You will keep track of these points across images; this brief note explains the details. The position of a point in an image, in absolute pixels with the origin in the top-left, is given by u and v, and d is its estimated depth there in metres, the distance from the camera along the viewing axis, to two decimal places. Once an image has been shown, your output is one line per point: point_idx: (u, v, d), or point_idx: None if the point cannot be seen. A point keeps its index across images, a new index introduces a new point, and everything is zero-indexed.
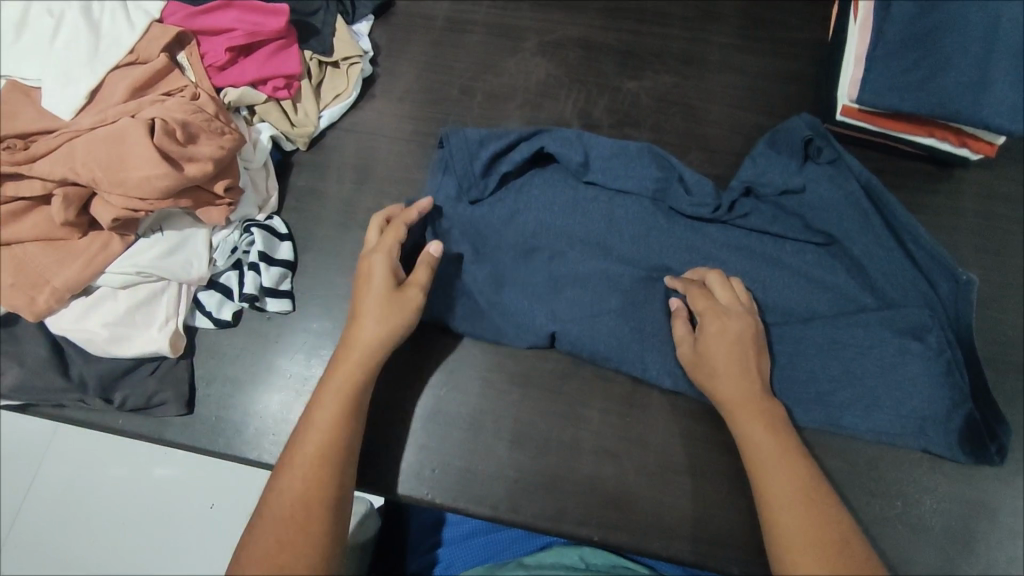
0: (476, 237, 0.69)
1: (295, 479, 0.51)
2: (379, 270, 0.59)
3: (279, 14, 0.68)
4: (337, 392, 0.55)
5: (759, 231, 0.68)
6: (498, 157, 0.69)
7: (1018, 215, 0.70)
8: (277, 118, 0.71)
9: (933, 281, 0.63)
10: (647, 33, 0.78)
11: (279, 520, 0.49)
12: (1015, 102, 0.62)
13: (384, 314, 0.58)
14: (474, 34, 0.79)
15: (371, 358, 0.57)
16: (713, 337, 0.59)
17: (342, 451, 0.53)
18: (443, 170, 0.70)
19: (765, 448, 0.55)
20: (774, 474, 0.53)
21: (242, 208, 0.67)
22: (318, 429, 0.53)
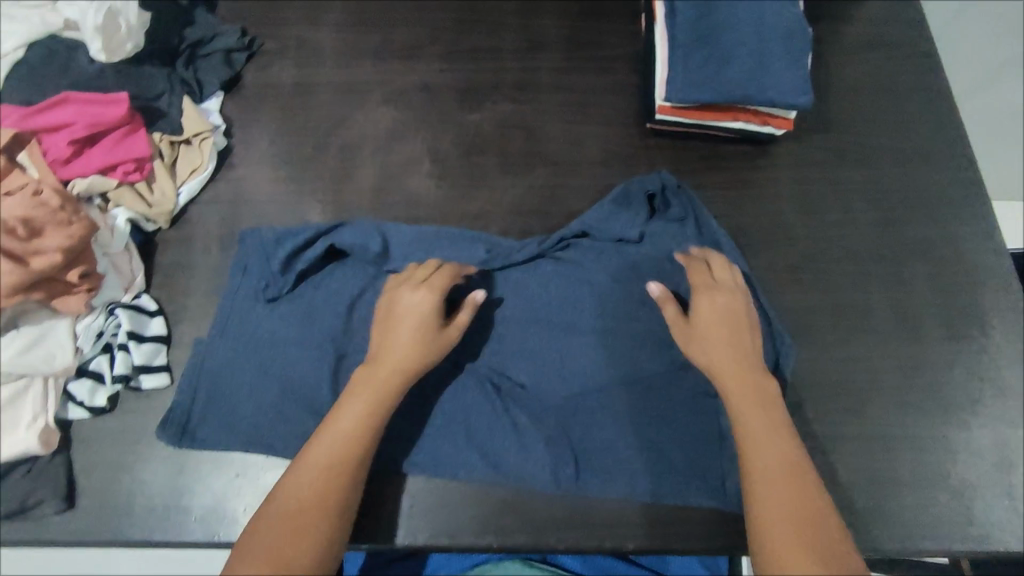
0: (279, 334, 0.68)
1: (307, 482, 0.55)
2: (425, 308, 0.64)
3: (120, 102, 0.70)
4: (361, 407, 0.59)
5: (597, 280, 0.72)
6: (297, 258, 0.70)
7: (827, 175, 0.79)
8: (133, 200, 0.72)
9: (781, 330, 0.69)
10: (481, 69, 0.85)
11: (288, 518, 0.53)
12: (789, 85, 0.72)
13: (424, 349, 0.63)
14: (322, 94, 0.84)
15: (407, 377, 0.62)
16: (702, 313, 0.64)
17: (354, 467, 0.57)
18: (242, 270, 0.71)
19: (755, 419, 0.58)
20: (759, 443, 0.57)
21: (104, 293, 0.67)
22: (339, 429, 0.58)
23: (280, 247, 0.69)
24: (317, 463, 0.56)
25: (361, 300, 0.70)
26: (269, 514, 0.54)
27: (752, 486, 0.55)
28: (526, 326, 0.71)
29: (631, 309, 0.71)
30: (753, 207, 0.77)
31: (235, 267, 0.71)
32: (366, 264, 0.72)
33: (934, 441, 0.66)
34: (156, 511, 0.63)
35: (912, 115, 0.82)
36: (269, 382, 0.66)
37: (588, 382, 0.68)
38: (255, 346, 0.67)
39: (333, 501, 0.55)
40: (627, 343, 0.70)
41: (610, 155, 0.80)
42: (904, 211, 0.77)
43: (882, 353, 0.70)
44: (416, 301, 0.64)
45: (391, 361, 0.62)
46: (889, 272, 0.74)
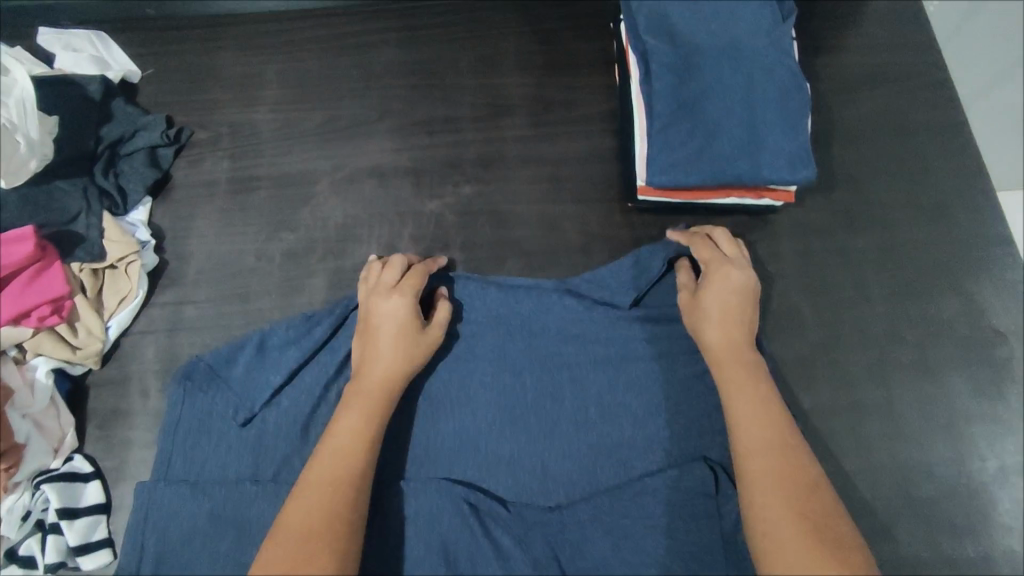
0: (231, 466, 0.60)
1: (316, 492, 0.51)
2: (401, 310, 0.60)
3: (24, 239, 0.61)
4: (356, 419, 0.55)
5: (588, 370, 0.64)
6: (249, 374, 0.62)
7: (836, 245, 0.70)
8: (54, 347, 0.64)
9: None
10: (438, 145, 0.76)
11: (300, 532, 0.49)
12: (789, 158, 0.62)
13: (411, 349, 0.59)
14: (262, 189, 0.75)
15: (394, 380, 0.58)
16: (712, 286, 0.60)
17: (360, 478, 0.52)
18: (184, 397, 0.62)
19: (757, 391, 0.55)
20: (755, 421, 0.54)
21: (28, 465, 0.59)
22: (335, 447, 0.54)
23: (230, 365, 0.62)
24: (320, 476, 0.52)
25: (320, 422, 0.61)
26: (280, 535, 0.49)
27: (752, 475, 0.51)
28: (500, 433, 0.62)
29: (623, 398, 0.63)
30: None
31: (174, 388, 0.62)
32: (320, 371, 0.62)
33: (970, 562, 0.60)
34: None
35: (926, 162, 0.73)
36: (223, 528, 0.57)
37: (579, 490, 0.60)
38: (199, 486, 0.58)
39: (343, 509, 0.50)
40: (621, 450, 0.61)
41: (591, 239, 0.71)
42: (925, 282, 0.69)
43: (908, 460, 0.63)
44: (391, 304, 0.61)
45: (376, 363, 0.58)
46: (912, 359, 0.66)
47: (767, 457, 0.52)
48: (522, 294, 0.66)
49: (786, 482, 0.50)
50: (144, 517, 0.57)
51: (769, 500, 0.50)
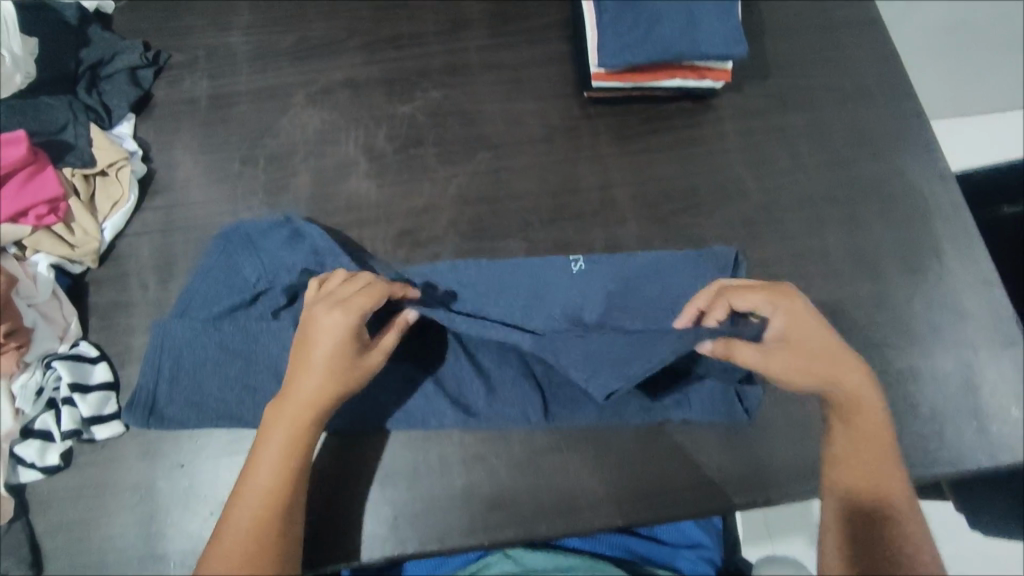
0: (247, 324, 0.66)
1: (250, 511, 0.56)
2: (341, 328, 0.58)
3: (18, 142, 0.64)
4: (285, 442, 0.58)
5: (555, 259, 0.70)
6: (279, 250, 0.69)
7: (771, 123, 0.78)
8: (53, 245, 0.68)
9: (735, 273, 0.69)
10: (406, 56, 0.81)
11: (238, 548, 0.55)
12: (723, 36, 0.70)
13: (340, 373, 0.59)
14: (242, 103, 0.79)
15: (328, 402, 0.59)
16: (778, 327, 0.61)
17: (290, 496, 0.57)
18: (218, 257, 0.69)
19: (859, 391, 0.61)
20: (867, 433, 0.60)
21: (37, 346, 0.64)
22: (268, 467, 0.57)
23: (266, 239, 0.69)
24: (254, 497, 0.56)
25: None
26: (220, 553, 0.55)
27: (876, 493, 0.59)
28: (476, 276, 0.68)
29: (661, 357, 0.60)
30: (697, 164, 0.76)
31: (214, 248, 0.69)
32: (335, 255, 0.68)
33: (901, 375, 0.67)
34: (130, 561, 0.61)
35: (848, 50, 0.81)
36: (232, 358, 0.66)
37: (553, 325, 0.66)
38: (217, 327, 0.66)
39: (271, 526, 0.56)
40: (581, 287, 0.68)
41: (553, 129, 0.78)
42: (853, 149, 0.77)
43: (842, 294, 0.70)
44: (331, 325, 0.58)
45: (303, 389, 0.58)
46: (842, 213, 0.74)
47: (867, 460, 0.60)
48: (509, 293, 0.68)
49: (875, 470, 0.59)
50: (159, 357, 0.65)
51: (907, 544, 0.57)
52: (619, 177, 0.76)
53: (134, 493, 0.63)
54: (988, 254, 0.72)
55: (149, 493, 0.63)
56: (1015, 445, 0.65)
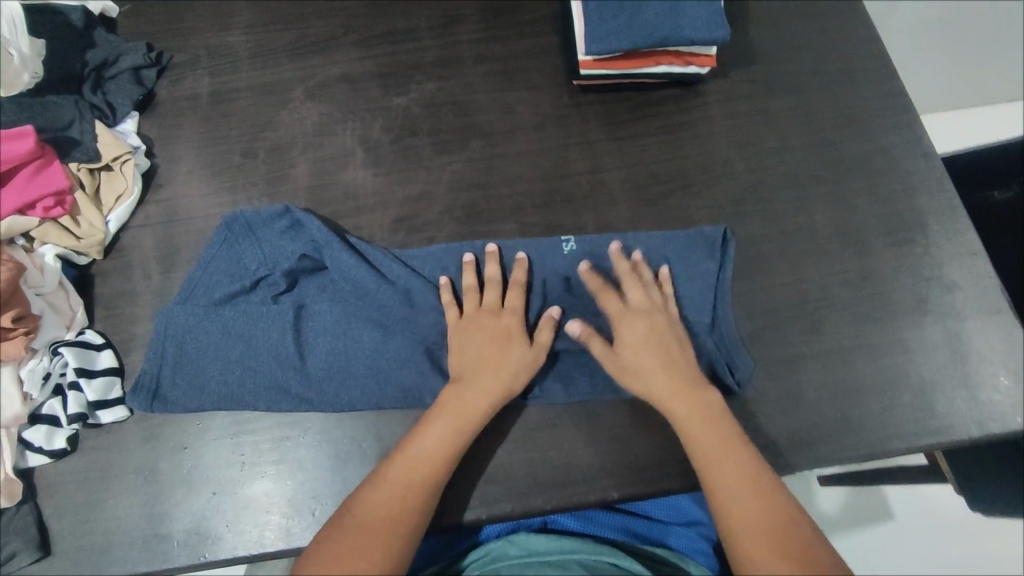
0: (251, 309, 0.68)
1: (391, 495, 0.58)
2: (515, 329, 0.65)
3: (25, 135, 0.65)
4: (440, 435, 0.60)
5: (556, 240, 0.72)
6: (280, 240, 0.69)
7: (757, 106, 0.80)
8: (59, 236, 0.70)
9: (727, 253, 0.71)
10: (400, 51, 0.83)
11: (368, 534, 0.56)
12: (706, 20, 0.73)
13: (511, 370, 0.63)
14: (241, 99, 0.81)
15: (491, 400, 0.62)
16: (627, 332, 0.65)
17: (431, 488, 0.59)
18: (218, 248, 0.69)
19: (683, 400, 0.62)
20: (708, 438, 0.61)
21: (45, 334, 0.65)
22: (420, 459, 0.59)
23: (267, 229, 0.70)
24: (394, 489, 0.58)
25: (341, 288, 0.69)
26: (342, 544, 0.55)
27: (730, 485, 0.59)
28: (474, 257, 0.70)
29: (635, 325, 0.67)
30: (684, 148, 0.78)
31: (218, 237, 0.69)
32: (335, 243, 0.68)
33: (890, 347, 0.68)
34: (135, 542, 0.62)
35: (831, 34, 0.83)
36: (236, 343, 0.67)
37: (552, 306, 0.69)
38: (220, 312, 0.67)
39: (411, 520, 0.57)
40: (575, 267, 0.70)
41: (543, 117, 0.79)
42: (838, 129, 0.78)
43: (830, 269, 0.71)
44: (505, 324, 0.65)
45: (480, 383, 0.62)
46: (827, 191, 0.75)
47: (727, 456, 0.60)
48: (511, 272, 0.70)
49: (749, 486, 0.59)
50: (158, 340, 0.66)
51: (742, 523, 0.58)
52: (609, 161, 0.77)
53: (139, 476, 0.64)
54: (973, 227, 0.73)
55: (154, 475, 0.64)
56: (1004, 414, 0.66)
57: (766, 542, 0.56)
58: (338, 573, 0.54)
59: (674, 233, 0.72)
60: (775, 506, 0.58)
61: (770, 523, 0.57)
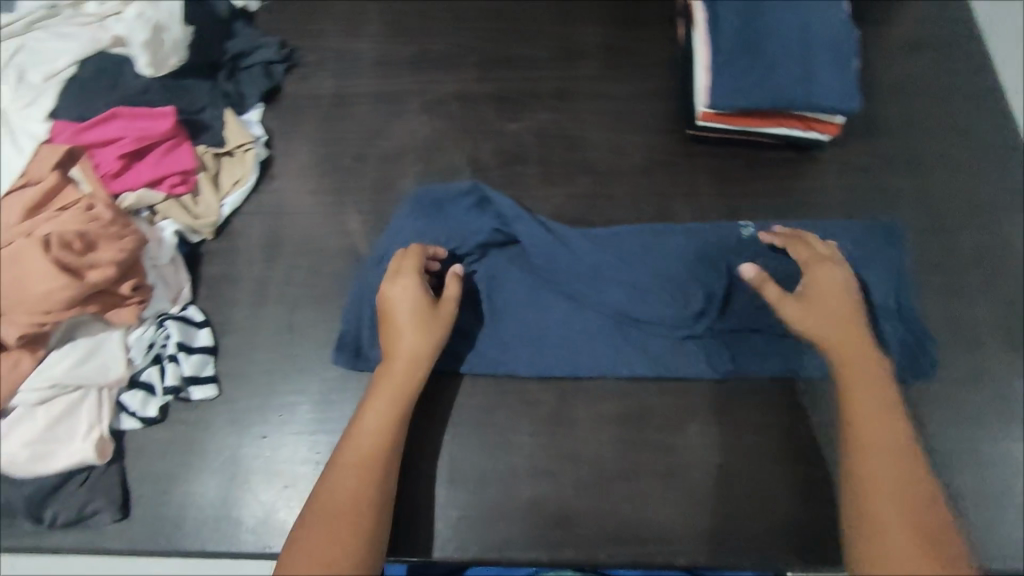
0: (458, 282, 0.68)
1: (351, 471, 0.56)
2: (411, 290, 0.64)
3: (166, 116, 0.70)
4: (382, 412, 0.60)
5: (743, 241, 0.73)
6: (469, 216, 0.73)
7: (876, 181, 0.77)
8: (179, 213, 0.73)
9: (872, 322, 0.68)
10: (519, 77, 0.84)
11: (337, 521, 0.53)
12: (839, 89, 0.71)
13: (426, 332, 0.63)
14: (360, 104, 0.83)
15: (420, 364, 0.62)
16: (820, 281, 0.64)
17: (387, 462, 0.58)
18: (405, 223, 0.73)
19: (864, 356, 0.60)
20: (877, 409, 0.57)
21: (154, 305, 0.68)
22: (365, 437, 0.58)
23: (457, 206, 0.73)
24: (348, 467, 0.56)
25: (532, 261, 0.71)
26: (313, 526, 0.52)
27: (878, 452, 0.55)
28: (654, 244, 0.73)
29: None
30: (793, 214, 0.76)
31: (410, 212, 0.73)
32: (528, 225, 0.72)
33: (988, 457, 0.65)
34: (207, 522, 0.64)
35: (967, 116, 0.79)
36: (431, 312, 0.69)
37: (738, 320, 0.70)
38: None
39: (375, 495, 0.56)
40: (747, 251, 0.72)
41: (653, 162, 0.79)
42: (960, 218, 0.75)
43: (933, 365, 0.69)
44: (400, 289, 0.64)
45: (405, 346, 0.62)
46: (942, 282, 0.72)
47: (883, 423, 0.57)
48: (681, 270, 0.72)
49: (899, 476, 0.54)
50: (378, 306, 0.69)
51: (885, 510, 0.52)
52: (714, 218, 0.76)
53: (220, 458, 0.66)
54: None
55: (234, 460, 0.66)
56: None
57: (913, 539, 0.50)
58: (312, 563, 0.50)
59: (849, 222, 0.75)
60: (915, 487, 0.53)
61: (904, 505, 0.52)
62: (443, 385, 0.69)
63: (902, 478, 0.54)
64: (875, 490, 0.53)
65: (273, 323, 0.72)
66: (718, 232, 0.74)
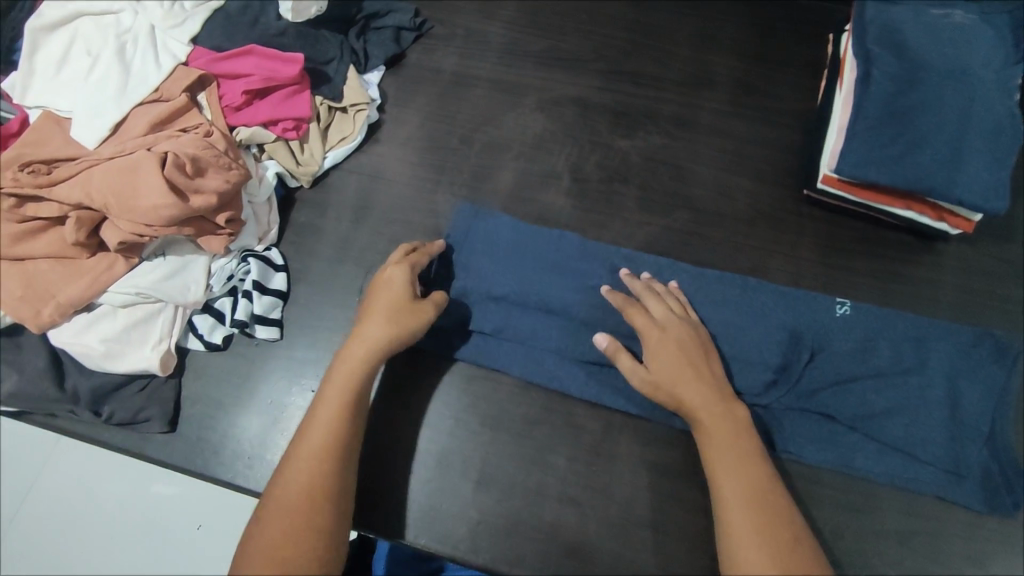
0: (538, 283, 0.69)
1: (302, 463, 0.55)
2: (399, 280, 0.64)
3: (295, 62, 0.72)
4: (333, 399, 0.58)
5: (828, 320, 0.69)
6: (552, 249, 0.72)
7: (1000, 291, 0.71)
8: (284, 156, 0.75)
9: (941, 441, 0.64)
10: (640, 95, 0.81)
11: (282, 519, 0.52)
12: (986, 184, 0.65)
13: (387, 315, 0.62)
14: (476, 88, 0.83)
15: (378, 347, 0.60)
16: (653, 357, 0.61)
17: (340, 449, 0.56)
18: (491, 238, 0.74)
19: (710, 410, 0.58)
20: (729, 458, 0.56)
21: (242, 239, 0.71)
22: (319, 424, 0.57)
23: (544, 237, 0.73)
24: (301, 455, 0.55)
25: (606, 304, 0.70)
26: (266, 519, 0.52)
27: (723, 486, 0.55)
28: (737, 298, 0.69)
29: (911, 436, 0.64)
30: (897, 304, 0.71)
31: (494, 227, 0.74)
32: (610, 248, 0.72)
33: None
34: (243, 456, 0.67)
35: None
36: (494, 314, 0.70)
37: (804, 400, 0.67)
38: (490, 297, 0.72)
39: (321, 484, 0.54)
40: (844, 331, 0.68)
41: (758, 213, 0.75)
42: None
43: None
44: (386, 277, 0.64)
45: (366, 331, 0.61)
46: None
47: (731, 467, 0.55)
48: (760, 336, 0.67)
49: (759, 526, 0.52)
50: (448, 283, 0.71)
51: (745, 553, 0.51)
52: (809, 285, 0.72)
53: (269, 400, 0.68)
54: None
55: (281, 405, 0.68)
56: None
57: None
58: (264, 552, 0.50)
59: (955, 327, 0.68)
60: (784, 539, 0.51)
61: (769, 539, 0.51)
62: (493, 385, 0.69)
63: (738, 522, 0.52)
64: (738, 521, 0.52)
65: (346, 283, 0.73)
66: (804, 303, 0.69)
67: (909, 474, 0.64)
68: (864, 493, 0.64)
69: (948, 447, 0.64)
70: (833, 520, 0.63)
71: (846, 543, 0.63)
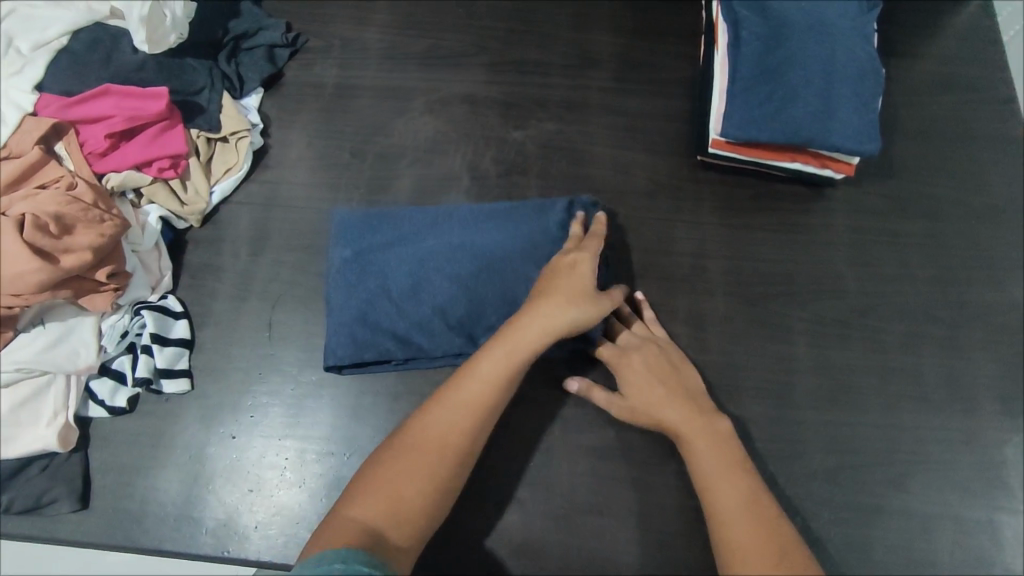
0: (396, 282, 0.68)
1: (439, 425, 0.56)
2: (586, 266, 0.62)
3: (159, 97, 0.68)
4: (498, 358, 0.58)
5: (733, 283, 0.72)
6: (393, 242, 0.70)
7: (886, 226, 0.74)
8: (166, 198, 0.71)
9: (845, 377, 0.68)
10: (528, 84, 0.81)
11: (386, 481, 0.53)
12: (857, 128, 0.68)
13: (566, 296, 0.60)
14: (362, 99, 0.80)
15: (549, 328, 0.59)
16: (625, 380, 0.61)
17: (473, 423, 0.56)
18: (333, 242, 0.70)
19: (697, 429, 0.58)
20: (725, 483, 0.55)
21: (132, 293, 0.66)
22: (476, 383, 0.57)
23: (377, 230, 0.71)
24: (431, 426, 0.56)
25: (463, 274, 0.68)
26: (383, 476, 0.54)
27: (726, 520, 0.53)
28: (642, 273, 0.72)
29: (821, 377, 0.68)
30: (799, 252, 0.73)
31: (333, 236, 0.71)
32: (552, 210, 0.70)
33: (964, 523, 0.64)
34: (167, 519, 0.63)
35: (986, 167, 0.76)
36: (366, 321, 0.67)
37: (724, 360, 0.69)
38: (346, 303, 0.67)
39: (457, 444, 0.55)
40: (740, 290, 0.72)
41: (658, 185, 0.76)
42: (966, 272, 0.72)
43: (931, 425, 0.67)
44: (574, 260, 0.63)
45: (550, 308, 0.59)
46: (944, 336, 0.70)
47: (728, 485, 0.54)
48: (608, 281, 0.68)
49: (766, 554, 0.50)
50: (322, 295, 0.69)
51: None
52: (715, 246, 0.74)
53: (186, 454, 0.65)
54: None
55: (199, 458, 0.65)
56: None
57: None
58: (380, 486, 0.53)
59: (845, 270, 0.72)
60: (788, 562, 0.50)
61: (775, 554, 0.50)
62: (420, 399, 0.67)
63: (740, 531, 0.52)
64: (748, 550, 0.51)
65: (252, 319, 0.70)
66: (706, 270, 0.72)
67: (825, 414, 0.67)
68: (790, 439, 0.67)
69: (853, 380, 0.68)
70: (766, 472, 0.66)
71: (781, 489, 0.65)
